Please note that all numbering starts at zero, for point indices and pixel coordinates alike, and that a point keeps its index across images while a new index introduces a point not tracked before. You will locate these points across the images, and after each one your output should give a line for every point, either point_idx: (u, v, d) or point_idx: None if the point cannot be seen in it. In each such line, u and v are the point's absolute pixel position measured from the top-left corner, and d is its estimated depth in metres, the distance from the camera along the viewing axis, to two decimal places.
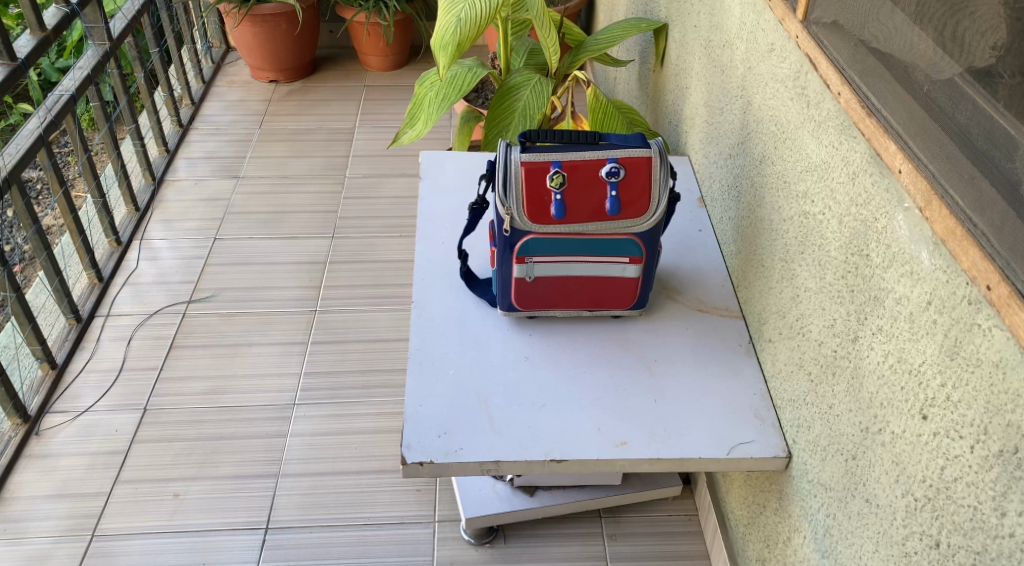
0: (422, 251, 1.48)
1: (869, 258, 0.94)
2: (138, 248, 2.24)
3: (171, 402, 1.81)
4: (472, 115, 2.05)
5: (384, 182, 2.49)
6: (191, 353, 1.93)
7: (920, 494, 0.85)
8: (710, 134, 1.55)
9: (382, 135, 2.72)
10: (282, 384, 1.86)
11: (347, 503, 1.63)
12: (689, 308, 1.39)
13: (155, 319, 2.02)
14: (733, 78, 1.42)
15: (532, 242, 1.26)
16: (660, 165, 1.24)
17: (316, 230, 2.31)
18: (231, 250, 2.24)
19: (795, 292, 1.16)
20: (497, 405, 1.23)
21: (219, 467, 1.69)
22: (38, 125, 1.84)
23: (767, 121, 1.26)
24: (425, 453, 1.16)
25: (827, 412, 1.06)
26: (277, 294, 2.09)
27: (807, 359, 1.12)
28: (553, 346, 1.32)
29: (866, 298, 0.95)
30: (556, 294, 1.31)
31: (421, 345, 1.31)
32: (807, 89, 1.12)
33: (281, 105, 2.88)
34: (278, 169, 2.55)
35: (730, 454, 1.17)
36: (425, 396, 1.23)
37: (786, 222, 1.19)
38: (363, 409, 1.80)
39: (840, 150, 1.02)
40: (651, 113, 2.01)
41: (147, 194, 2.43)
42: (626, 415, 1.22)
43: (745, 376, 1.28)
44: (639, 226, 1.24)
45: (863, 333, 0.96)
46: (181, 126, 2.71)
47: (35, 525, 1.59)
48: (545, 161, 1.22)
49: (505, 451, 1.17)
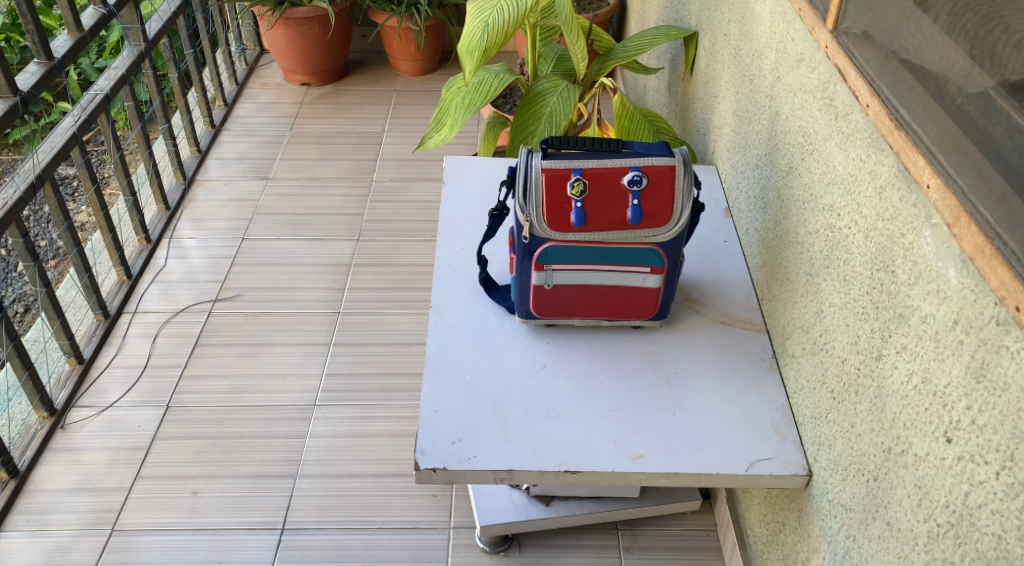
0: (442, 256, 1.47)
1: (895, 274, 0.92)
2: (168, 247, 2.26)
3: (193, 400, 1.82)
4: (499, 121, 2.04)
5: (411, 186, 2.49)
6: (214, 352, 1.94)
7: (943, 520, 0.82)
8: (739, 144, 1.52)
9: (410, 139, 2.72)
10: (303, 384, 1.86)
11: (363, 507, 1.62)
12: (711, 320, 1.37)
13: (181, 317, 2.03)
14: (762, 88, 1.39)
15: (551, 250, 1.24)
16: (684, 174, 1.23)
17: (343, 232, 2.31)
18: (258, 250, 2.25)
19: (819, 307, 1.13)
20: (512, 413, 1.22)
21: (239, 466, 1.69)
22: (72, 124, 1.86)
23: (795, 132, 1.24)
24: (439, 460, 1.15)
25: (849, 431, 1.03)
26: (302, 295, 2.10)
27: (830, 376, 1.10)
28: (572, 355, 1.31)
29: (891, 315, 0.93)
30: (576, 302, 1.30)
31: (438, 350, 1.30)
32: (835, 100, 1.09)
33: (312, 108, 2.90)
34: (307, 171, 2.56)
35: (748, 470, 1.15)
36: (440, 401, 1.23)
37: (812, 236, 1.16)
38: (383, 412, 1.80)
39: (867, 163, 0.99)
40: (679, 121, 1.99)
41: (177, 193, 2.45)
42: (643, 427, 1.20)
43: (766, 391, 1.25)
44: (661, 235, 1.22)
45: (887, 351, 0.93)
46: (213, 126, 2.74)
47: (57, 517, 1.60)
48: (567, 168, 1.21)
49: (519, 460, 1.16)
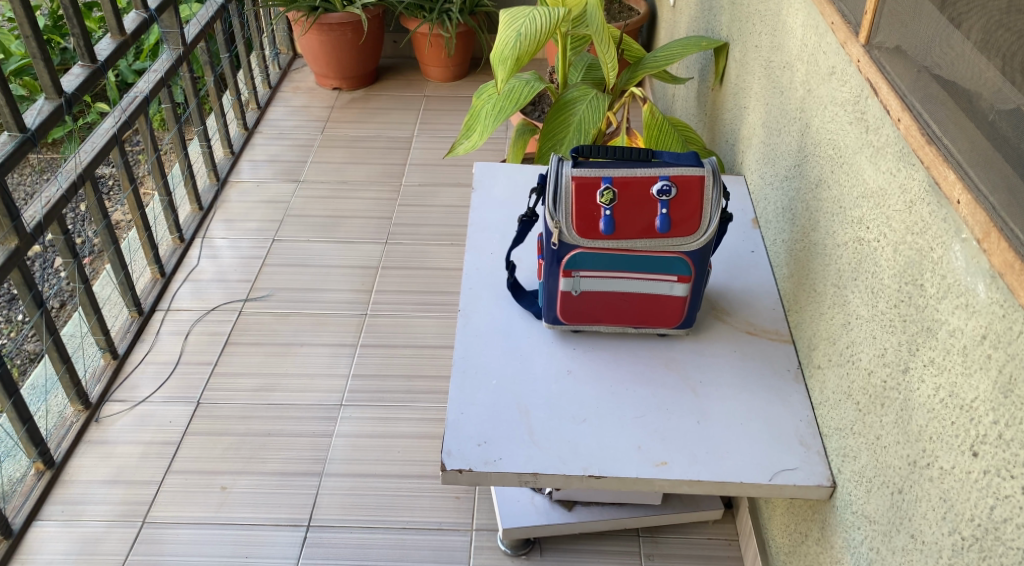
0: (471, 261, 1.49)
1: (924, 288, 0.93)
2: (200, 246, 2.30)
3: (223, 397, 1.85)
4: (528, 128, 2.06)
5: (439, 191, 2.52)
6: (244, 351, 1.97)
7: (967, 533, 0.82)
8: (768, 155, 1.53)
9: (439, 144, 2.75)
10: (330, 384, 1.88)
11: (387, 506, 1.64)
12: (737, 329, 1.38)
13: (212, 316, 2.07)
14: (793, 101, 1.40)
15: (580, 257, 1.26)
16: (713, 184, 1.24)
17: (371, 235, 2.34)
18: (288, 252, 2.28)
19: (846, 319, 1.14)
20: (538, 417, 1.23)
21: (266, 463, 1.72)
22: (113, 124, 1.90)
23: (824, 145, 1.24)
24: (464, 461, 1.17)
25: (874, 443, 1.04)
26: (330, 297, 2.12)
27: (856, 389, 1.10)
28: (598, 362, 1.32)
29: (919, 328, 0.93)
30: (603, 310, 1.31)
31: (465, 354, 1.32)
32: (866, 114, 1.10)
33: (343, 112, 2.93)
34: (337, 174, 2.60)
35: (772, 480, 1.16)
36: (467, 404, 1.24)
37: (840, 248, 1.17)
38: (408, 414, 1.82)
39: (897, 177, 1.00)
40: (708, 131, 2.00)
41: (210, 194, 2.49)
42: (667, 435, 1.21)
43: (791, 402, 1.26)
44: (689, 244, 1.23)
45: (914, 364, 0.94)
46: (246, 128, 2.78)
47: (90, 508, 1.63)
48: (596, 177, 1.22)
49: (544, 464, 1.17)
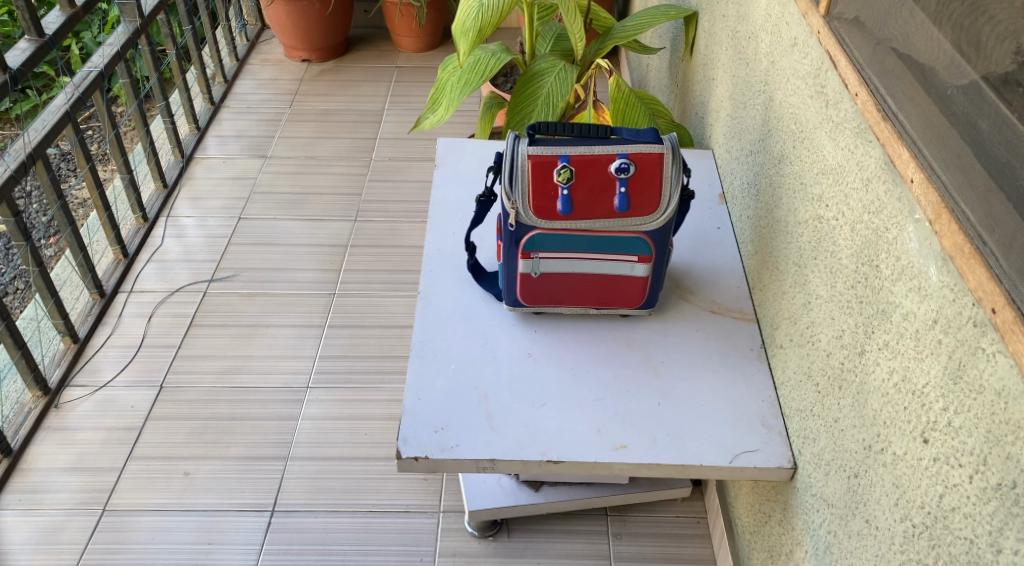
0: (431, 241, 1.45)
1: (879, 270, 0.90)
2: (165, 226, 2.26)
3: (187, 381, 1.83)
4: (495, 101, 2.00)
5: (409, 165, 2.48)
6: (208, 332, 1.94)
7: (918, 521, 0.80)
8: (734, 130, 1.50)
9: (410, 117, 2.70)
10: (296, 366, 1.86)
11: (353, 490, 1.63)
12: (701, 309, 1.36)
13: (176, 297, 2.04)
14: (758, 73, 1.36)
15: (538, 238, 1.22)
16: (673, 162, 1.20)
17: (339, 212, 2.30)
18: (255, 230, 2.24)
19: (807, 298, 1.12)
20: (497, 402, 1.21)
21: (230, 447, 1.70)
22: (65, 101, 1.85)
23: (787, 119, 1.21)
24: (421, 448, 1.15)
25: (832, 426, 1.02)
26: (297, 276, 2.09)
27: (816, 370, 1.09)
28: (559, 344, 1.29)
29: (874, 311, 0.91)
30: (564, 291, 1.28)
31: (425, 337, 1.29)
32: (826, 87, 1.07)
33: (312, 85, 2.88)
34: (306, 149, 2.55)
35: (732, 462, 1.15)
36: (425, 389, 1.22)
37: (801, 226, 1.14)
38: (376, 395, 1.80)
39: (855, 154, 0.98)
40: (678, 103, 1.96)
41: (175, 171, 2.44)
42: (628, 418, 1.20)
43: (754, 383, 1.25)
44: (648, 224, 1.20)
45: (870, 347, 0.92)
46: (212, 103, 2.73)
47: (49, 497, 1.61)
48: (553, 155, 1.18)
49: (501, 450, 1.15)
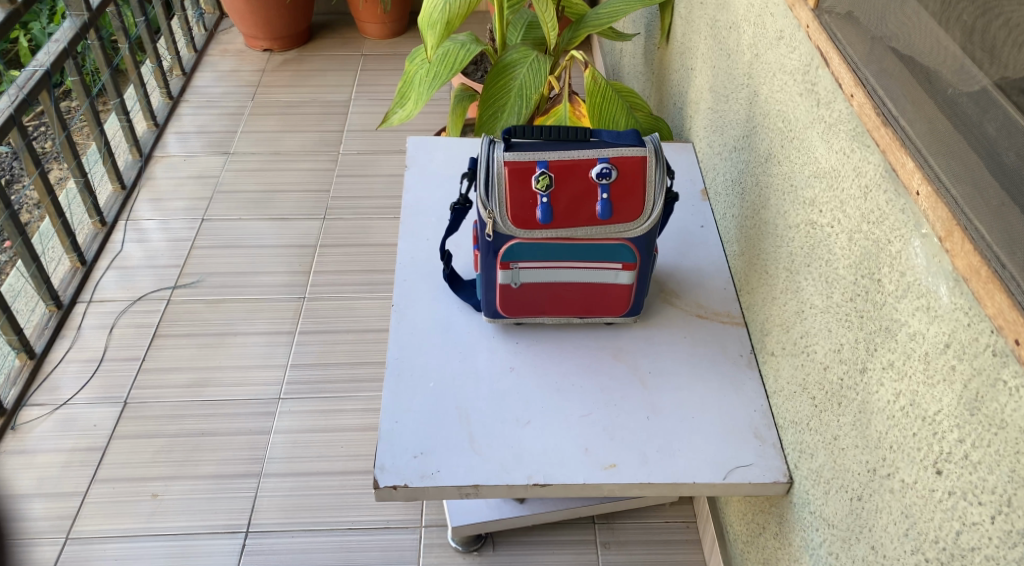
0: (404, 249, 1.38)
1: (881, 283, 0.85)
2: (124, 230, 2.17)
3: (153, 396, 1.75)
4: (466, 94, 1.91)
5: (379, 159, 2.40)
6: (174, 343, 1.86)
7: (932, 556, 0.76)
8: (716, 124, 1.44)
9: (378, 108, 2.61)
10: (266, 376, 1.79)
11: (330, 507, 1.57)
12: (688, 313, 1.30)
13: (139, 306, 1.95)
14: (741, 66, 1.30)
15: (518, 248, 1.16)
16: (657, 164, 1.14)
17: (307, 210, 2.22)
18: (219, 232, 2.16)
19: (800, 306, 1.07)
20: (479, 422, 1.15)
21: (200, 465, 1.64)
22: (9, 104, 1.75)
23: (774, 116, 1.15)
24: (400, 476, 1.09)
25: (832, 444, 0.98)
26: (265, 280, 2.01)
27: (812, 383, 1.04)
28: (542, 356, 1.24)
29: (876, 327, 0.86)
30: (546, 301, 1.22)
31: (400, 354, 1.22)
32: (816, 85, 1.01)
33: (275, 76, 2.78)
34: (270, 144, 2.46)
35: (726, 479, 1.10)
36: (402, 411, 1.16)
37: (792, 230, 1.09)
38: (351, 405, 1.74)
39: (851, 158, 0.92)
40: (655, 91, 1.90)
41: (133, 171, 2.34)
42: (616, 434, 1.14)
43: (745, 392, 1.20)
44: (633, 231, 1.14)
45: (872, 365, 0.87)
46: (170, 98, 2.62)
47: (9, 526, 1.54)
48: (531, 161, 1.12)
49: (485, 474, 1.10)
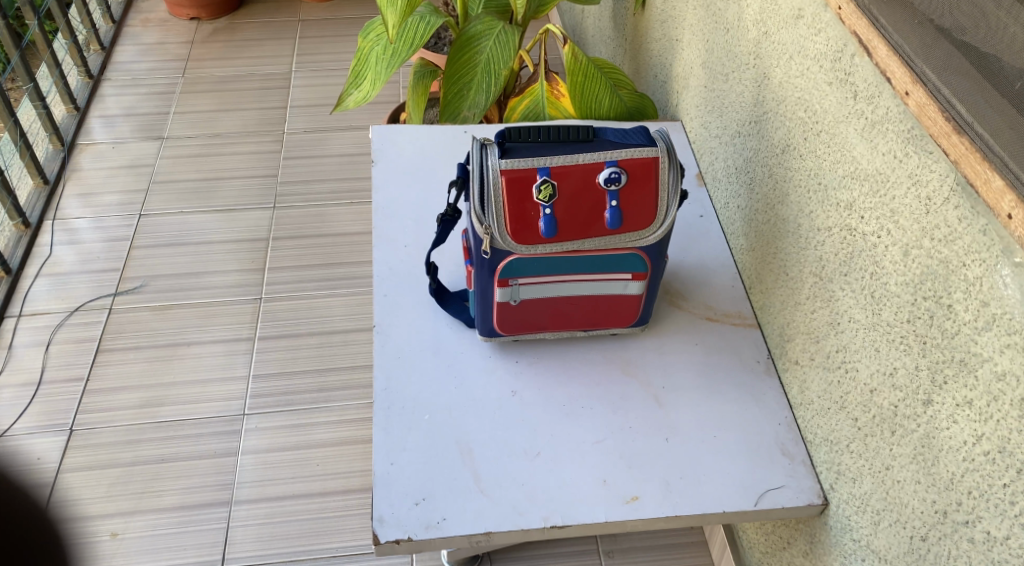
0: (381, 259, 1.24)
1: (952, 310, 0.76)
2: (52, 230, 1.97)
3: (102, 421, 1.59)
4: (428, 70, 1.75)
5: (328, 137, 2.23)
6: (120, 358, 1.70)
7: None
8: (713, 104, 1.33)
9: (322, 80, 2.43)
10: (228, 390, 1.65)
11: (310, 534, 1.45)
12: (697, 317, 1.20)
13: (77, 318, 1.78)
14: (744, 44, 1.19)
15: (517, 263, 1.03)
16: (669, 165, 1.02)
17: (255, 199, 2.05)
18: (160, 228, 1.97)
19: (834, 318, 0.97)
20: (484, 458, 1.04)
21: (162, 497, 1.49)
22: None
23: (793, 104, 1.05)
24: (402, 529, 0.98)
25: (882, 473, 0.89)
26: (215, 281, 1.85)
27: (852, 403, 0.95)
28: (544, 376, 1.13)
29: (945, 358, 0.77)
30: (547, 317, 1.11)
31: (388, 384, 1.10)
32: (852, 76, 0.90)
33: (206, 47, 2.56)
34: (208, 125, 2.27)
35: (758, 505, 1.01)
36: (397, 451, 1.04)
37: (821, 233, 0.99)
38: (323, 417, 1.61)
39: (904, 162, 0.82)
40: (629, 60, 1.78)
41: (56, 162, 2.12)
42: (635, 462, 1.05)
43: (767, 403, 1.11)
44: (645, 239, 1.02)
45: (941, 399, 0.78)
46: (90, 77, 2.39)
47: None
48: (530, 168, 0.99)
49: (497, 519, 0.99)
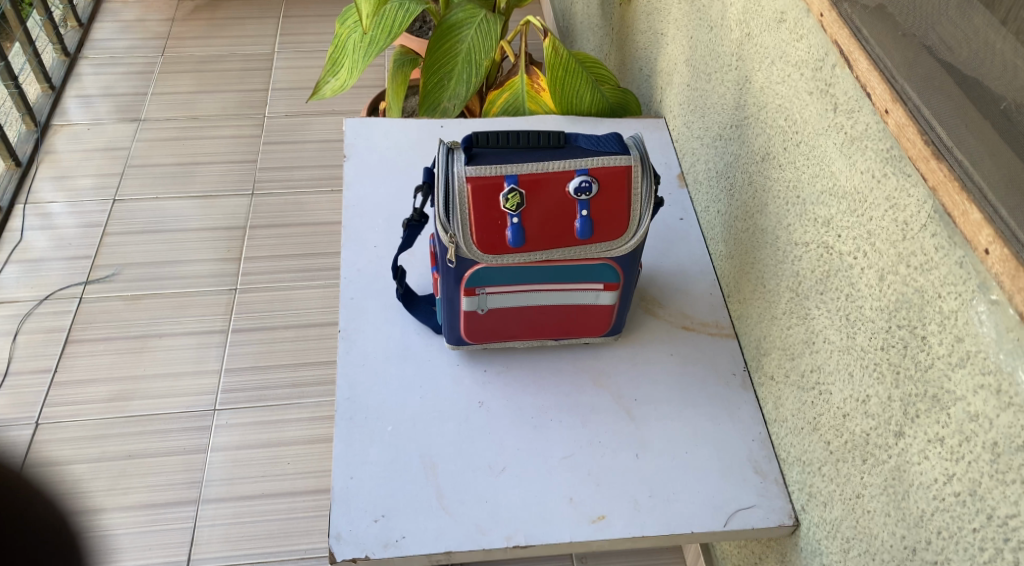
0: (349, 260, 1.21)
1: (926, 342, 0.72)
2: (23, 215, 1.92)
3: (69, 414, 1.56)
4: (408, 58, 1.70)
5: (310, 122, 2.18)
6: (90, 350, 1.66)
7: None
8: (696, 103, 1.29)
9: (305, 62, 2.38)
10: (199, 385, 1.62)
11: (279, 535, 1.43)
12: (673, 325, 1.17)
13: (47, 307, 1.74)
14: (728, 43, 1.14)
15: (484, 273, 1.00)
16: (642, 173, 0.98)
17: (232, 185, 2.01)
18: (135, 214, 1.93)
19: (810, 337, 0.94)
20: (447, 473, 1.01)
21: (129, 494, 1.47)
22: None
23: (773, 111, 1.00)
24: (359, 547, 0.95)
25: (853, 501, 0.86)
26: (189, 270, 1.81)
27: (825, 425, 0.92)
28: (513, 387, 1.09)
29: (918, 391, 0.74)
30: (517, 326, 1.07)
31: (351, 393, 1.07)
32: (832, 87, 0.86)
33: (186, 25, 2.50)
34: (186, 107, 2.22)
35: (727, 525, 0.98)
36: (358, 464, 1.01)
37: (798, 248, 0.95)
38: (295, 414, 1.58)
39: (882, 183, 0.78)
40: (616, 50, 1.73)
41: (29, 144, 2.07)
42: (602, 478, 1.02)
43: (741, 418, 1.07)
44: (617, 250, 0.99)
45: (913, 433, 0.75)
46: (67, 54, 2.33)
47: None
48: (497, 175, 0.95)
49: (458, 538, 0.96)
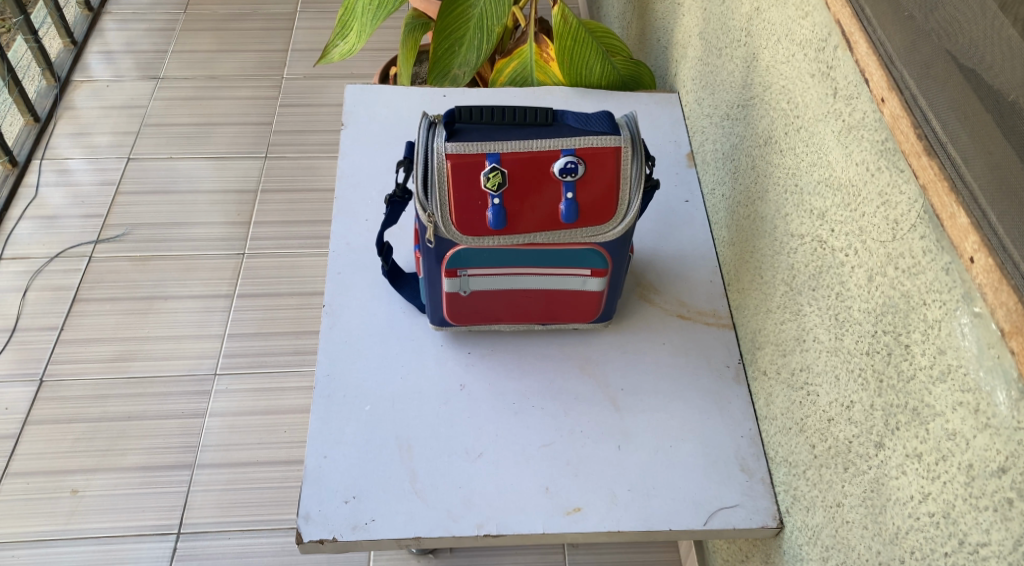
0: (339, 233, 1.18)
1: (909, 350, 0.68)
2: (39, 170, 1.93)
3: (72, 373, 1.58)
4: (419, 22, 1.65)
5: (327, 85, 2.15)
6: (97, 309, 1.67)
7: None
8: (707, 79, 1.23)
9: (326, 23, 2.34)
10: (201, 348, 1.62)
11: (271, 503, 1.43)
12: (668, 313, 1.13)
13: (58, 264, 1.75)
14: (738, 18, 1.08)
15: (465, 254, 0.96)
16: (633, 155, 0.94)
17: (247, 147, 1.99)
18: (147, 173, 1.93)
19: (801, 334, 0.89)
20: (422, 456, 0.99)
21: (126, 456, 1.48)
22: None
23: (777, 92, 0.95)
24: (327, 528, 0.93)
25: (834, 508, 0.82)
26: (198, 232, 1.81)
27: (812, 427, 0.87)
28: (497, 371, 1.06)
29: (899, 402, 0.69)
30: (502, 308, 1.04)
31: (331, 370, 1.05)
32: (834, 70, 0.80)
33: None
34: (205, 66, 2.20)
35: (707, 524, 0.95)
36: (332, 444, 0.99)
37: (793, 240, 0.90)
38: (294, 383, 1.57)
39: (876, 177, 0.72)
40: (636, 20, 1.66)
41: (49, 100, 2.07)
42: (581, 469, 0.99)
43: (731, 413, 1.03)
44: (603, 235, 0.95)
45: (892, 445, 0.71)
46: (90, 9, 2.33)
47: None
48: (478, 153, 0.91)
49: (428, 524, 0.94)
